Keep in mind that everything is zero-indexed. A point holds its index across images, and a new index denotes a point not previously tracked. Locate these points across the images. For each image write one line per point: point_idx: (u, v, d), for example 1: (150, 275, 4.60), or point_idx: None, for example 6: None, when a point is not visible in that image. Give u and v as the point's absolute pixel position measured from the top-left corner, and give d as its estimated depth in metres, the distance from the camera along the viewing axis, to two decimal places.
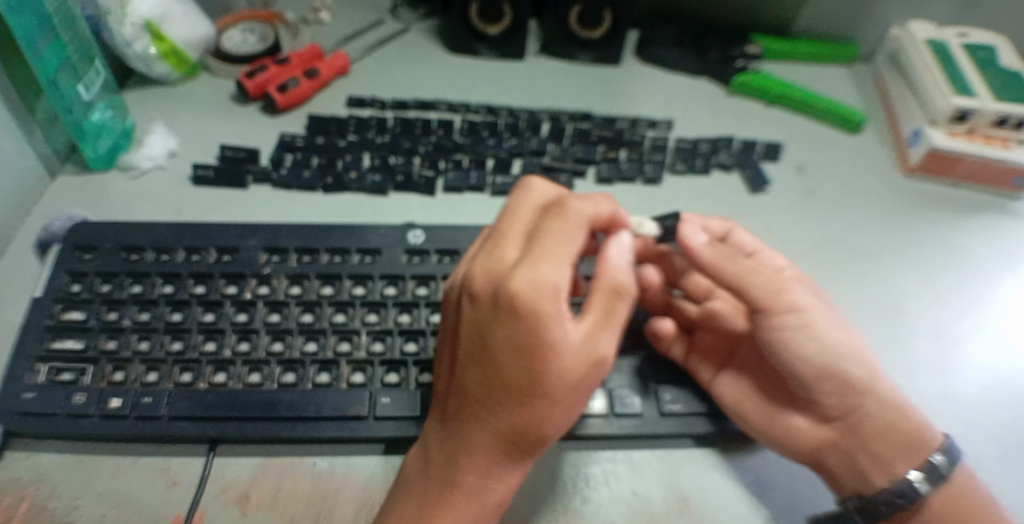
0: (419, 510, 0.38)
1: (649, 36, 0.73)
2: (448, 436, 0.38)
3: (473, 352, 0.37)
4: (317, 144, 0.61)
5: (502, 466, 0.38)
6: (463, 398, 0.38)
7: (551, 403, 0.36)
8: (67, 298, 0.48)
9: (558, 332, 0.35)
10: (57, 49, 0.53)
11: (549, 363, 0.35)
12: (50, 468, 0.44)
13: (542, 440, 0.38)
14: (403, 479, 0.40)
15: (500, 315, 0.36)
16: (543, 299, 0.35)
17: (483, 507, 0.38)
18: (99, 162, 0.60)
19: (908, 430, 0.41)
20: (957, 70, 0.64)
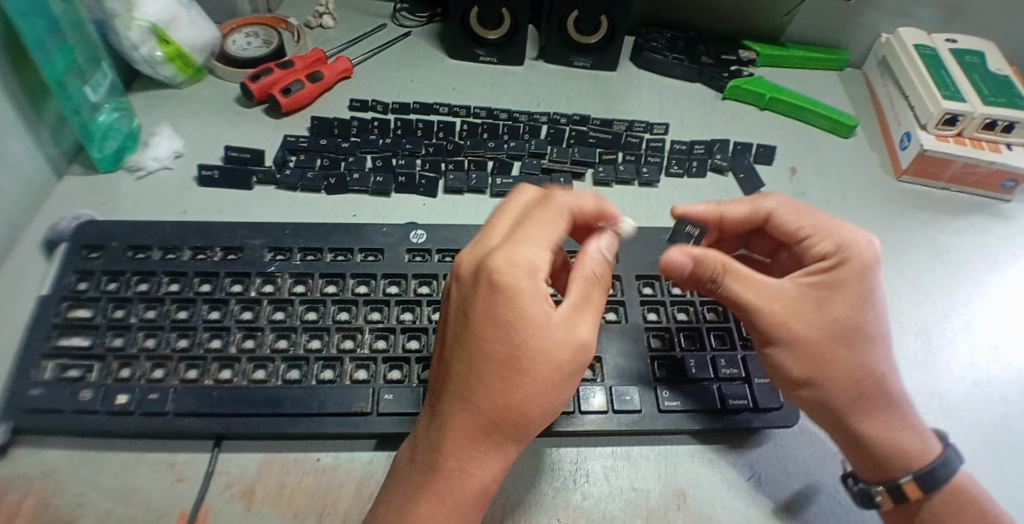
0: (406, 500, 0.38)
1: (646, 42, 0.74)
2: (432, 420, 0.39)
3: (458, 328, 0.39)
4: (321, 146, 0.62)
5: (484, 451, 0.38)
6: (445, 378, 0.38)
7: (531, 381, 0.37)
8: (74, 296, 0.49)
9: (534, 309, 0.37)
10: (64, 52, 0.55)
11: (527, 338, 0.37)
12: (57, 463, 0.45)
13: (523, 423, 0.38)
14: (394, 470, 0.40)
15: (482, 289, 0.38)
16: (518, 276, 0.37)
17: (462, 493, 0.37)
18: (106, 163, 0.61)
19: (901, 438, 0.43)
20: (947, 76, 0.65)
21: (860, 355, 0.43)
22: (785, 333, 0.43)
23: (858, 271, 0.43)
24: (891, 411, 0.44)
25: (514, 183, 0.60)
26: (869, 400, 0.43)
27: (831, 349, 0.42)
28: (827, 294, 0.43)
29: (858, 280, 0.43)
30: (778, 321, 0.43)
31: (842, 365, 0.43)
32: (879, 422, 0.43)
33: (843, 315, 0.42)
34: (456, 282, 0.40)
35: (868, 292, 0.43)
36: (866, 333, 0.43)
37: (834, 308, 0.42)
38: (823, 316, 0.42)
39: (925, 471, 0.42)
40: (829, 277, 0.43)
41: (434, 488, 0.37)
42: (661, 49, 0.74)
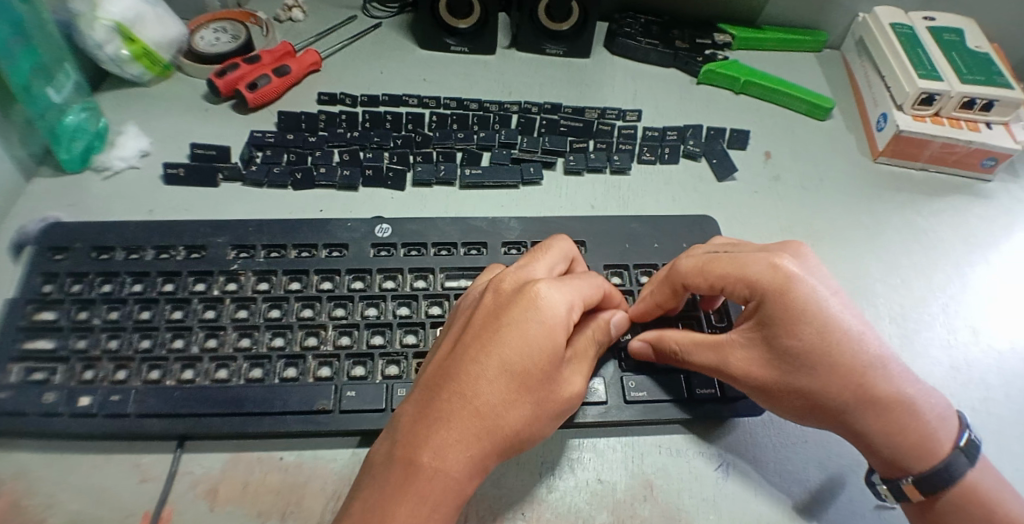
0: (382, 497, 0.36)
1: (619, 27, 0.73)
2: (422, 416, 0.38)
3: (481, 332, 0.39)
4: (288, 141, 0.61)
5: (468, 460, 0.37)
6: (452, 378, 0.38)
7: (536, 405, 0.39)
8: (38, 298, 0.49)
9: (561, 338, 0.39)
10: (29, 54, 0.54)
11: (548, 361, 0.38)
12: (22, 467, 0.44)
13: (513, 445, 0.39)
14: (369, 465, 0.39)
15: (521, 304, 0.39)
16: (560, 305, 0.39)
17: (442, 496, 0.36)
18: (73, 164, 0.60)
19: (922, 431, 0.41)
20: (925, 55, 0.64)
21: (825, 383, 0.40)
22: (754, 384, 0.42)
23: (776, 305, 0.40)
24: (895, 424, 0.40)
25: (483, 174, 0.59)
26: (863, 417, 0.41)
27: (798, 383, 0.41)
28: (767, 333, 0.41)
29: (787, 311, 0.40)
30: (742, 372, 0.42)
31: (819, 395, 0.41)
32: (881, 435, 0.41)
33: (790, 351, 0.40)
34: (487, 295, 0.41)
35: (803, 323, 0.40)
36: (819, 365, 0.40)
37: (779, 346, 0.41)
38: (773, 359, 0.41)
39: (927, 474, 0.40)
40: (759, 316, 0.41)
41: (417, 488, 0.36)
42: (635, 34, 0.72)
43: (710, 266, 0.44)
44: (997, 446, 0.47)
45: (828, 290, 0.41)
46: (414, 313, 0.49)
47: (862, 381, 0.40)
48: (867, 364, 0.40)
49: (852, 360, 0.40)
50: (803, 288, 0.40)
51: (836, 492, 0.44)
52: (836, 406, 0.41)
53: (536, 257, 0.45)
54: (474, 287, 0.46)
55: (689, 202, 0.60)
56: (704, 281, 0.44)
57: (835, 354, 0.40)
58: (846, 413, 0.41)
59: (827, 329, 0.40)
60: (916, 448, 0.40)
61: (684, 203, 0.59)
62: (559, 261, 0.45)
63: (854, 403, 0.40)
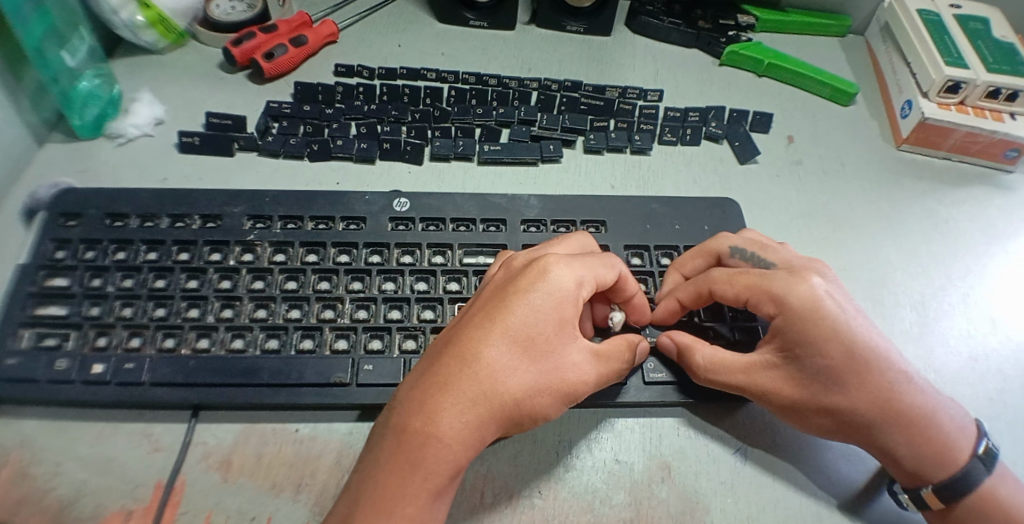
0: (376, 469, 0.36)
1: (641, 5, 0.72)
2: (422, 384, 0.38)
3: (488, 303, 0.39)
4: (304, 112, 0.59)
5: (464, 428, 0.36)
6: (456, 345, 0.38)
7: (537, 375, 0.38)
8: (51, 265, 0.48)
9: (566, 310, 0.39)
10: (42, 17, 0.53)
11: (549, 330, 0.39)
12: (35, 432, 0.44)
13: (512, 418, 0.38)
14: (369, 440, 0.38)
15: (527, 274, 0.40)
16: (567, 278, 0.40)
17: (434, 465, 0.35)
18: (85, 131, 0.59)
19: (939, 441, 0.40)
20: (951, 43, 0.63)
21: (854, 396, 0.40)
22: (779, 398, 0.42)
23: (803, 324, 0.41)
24: (916, 433, 0.40)
25: (502, 150, 0.58)
26: (890, 428, 0.40)
27: (827, 400, 0.41)
28: (795, 354, 0.41)
29: (812, 333, 0.40)
30: (772, 392, 0.42)
31: (847, 408, 0.41)
32: (905, 444, 0.40)
33: (817, 367, 0.41)
34: (498, 272, 0.42)
35: (830, 343, 0.40)
36: (847, 380, 0.40)
37: (811, 363, 0.41)
38: (804, 378, 0.41)
39: (946, 482, 0.40)
40: (784, 336, 0.42)
41: (410, 454, 0.36)
42: (657, 13, 0.71)
43: (738, 280, 0.44)
44: (1015, 438, 0.46)
45: (850, 309, 0.42)
46: (431, 289, 0.48)
47: (887, 390, 0.40)
48: (893, 377, 0.40)
49: (881, 373, 0.40)
50: (828, 309, 0.41)
51: (853, 473, 0.44)
52: (863, 416, 0.41)
53: (558, 244, 0.45)
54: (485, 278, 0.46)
55: (710, 185, 0.59)
56: (732, 289, 0.44)
57: (861, 369, 0.40)
58: (871, 422, 0.41)
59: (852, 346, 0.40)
60: (936, 457, 0.40)
61: (705, 186, 0.59)
62: (580, 252, 0.45)
63: (879, 414, 0.40)
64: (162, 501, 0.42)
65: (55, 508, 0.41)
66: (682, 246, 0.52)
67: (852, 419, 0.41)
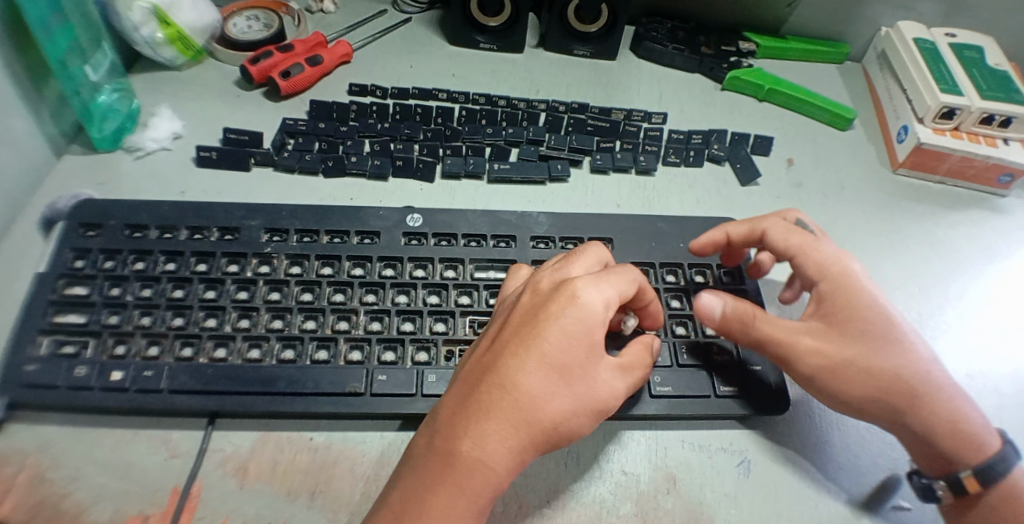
0: (420, 489, 0.37)
1: (646, 31, 0.74)
2: (462, 409, 0.38)
3: (520, 329, 0.40)
4: (319, 129, 0.61)
5: (508, 452, 0.37)
6: (493, 371, 0.39)
7: (574, 398, 0.39)
8: (71, 274, 0.49)
9: (596, 334, 0.40)
10: (66, 31, 0.55)
11: (583, 354, 0.40)
12: (53, 437, 0.45)
13: (552, 437, 0.39)
14: (409, 453, 0.39)
15: (559, 301, 0.40)
16: (598, 303, 0.40)
17: (480, 489, 0.37)
18: (104, 144, 0.61)
19: (969, 425, 0.43)
20: (946, 71, 0.65)
21: (891, 363, 0.43)
22: (824, 362, 0.44)
23: (842, 288, 0.46)
24: (947, 411, 0.43)
25: (511, 169, 0.60)
26: (928, 402, 0.43)
27: (868, 362, 0.43)
28: (840, 306, 0.46)
29: (855, 291, 0.46)
30: (815, 352, 0.44)
31: (887, 378, 0.43)
32: (942, 423, 0.43)
33: (858, 330, 0.44)
34: (525, 295, 0.42)
35: (868, 307, 0.45)
36: (878, 343, 0.44)
37: (850, 327, 0.44)
38: (846, 339, 0.44)
39: (981, 465, 0.42)
40: (826, 300, 0.46)
41: (457, 477, 0.36)
42: (661, 38, 0.73)
43: (789, 239, 0.50)
44: None
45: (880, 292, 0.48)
46: (444, 302, 0.50)
47: (918, 370, 0.44)
48: (924, 354, 0.44)
49: (914, 348, 0.44)
50: (863, 278, 0.47)
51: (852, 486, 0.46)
52: (901, 389, 0.43)
53: (579, 255, 0.45)
54: (508, 291, 0.47)
55: (713, 206, 0.61)
56: (784, 245, 0.50)
57: (896, 336, 0.44)
58: (906, 401, 0.43)
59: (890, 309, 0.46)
60: (966, 441, 0.43)
61: (708, 206, 0.60)
62: (596, 264, 0.45)
63: (914, 385, 0.43)
64: (179, 506, 0.43)
65: (72, 512, 0.42)
66: (687, 263, 0.53)
67: (893, 394, 0.43)
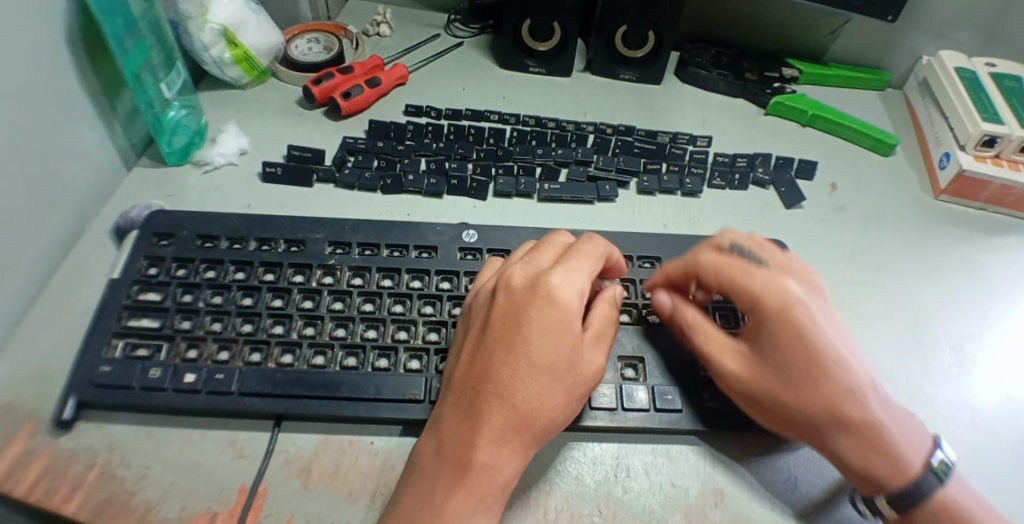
0: (430, 498, 0.40)
1: (690, 57, 0.76)
2: (463, 418, 0.41)
3: (502, 334, 0.43)
4: (378, 148, 0.64)
5: (511, 450, 0.41)
6: (486, 378, 0.42)
7: (565, 390, 0.42)
8: (145, 280, 0.53)
9: (571, 324, 0.43)
10: (141, 48, 0.59)
11: (564, 347, 0.42)
12: (127, 432, 0.48)
13: (548, 427, 0.42)
14: (416, 460, 0.42)
15: (535, 303, 0.43)
16: (573, 299, 0.43)
17: (493, 490, 0.40)
18: (173, 157, 0.65)
19: (894, 451, 0.41)
20: (986, 99, 0.66)
21: (808, 395, 0.42)
22: (738, 387, 0.45)
23: (777, 321, 0.43)
24: (870, 436, 0.41)
25: (561, 189, 0.62)
26: (845, 430, 0.42)
27: (782, 394, 0.43)
28: (763, 344, 0.43)
29: (788, 331, 0.42)
30: (733, 374, 0.45)
31: (798, 410, 0.43)
32: (860, 450, 0.42)
33: (779, 364, 0.43)
34: (499, 297, 0.44)
35: (793, 343, 0.42)
36: (797, 380, 0.42)
37: (774, 358, 0.43)
38: (769, 368, 0.43)
39: (898, 492, 0.41)
40: (756, 334, 0.44)
41: (467, 484, 0.40)
42: (705, 64, 0.76)
43: (724, 265, 0.46)
44: None
45: (823, 313, 0.44)
46: None
47: (840, 399, 0.42)
48: (852, 382, 0.42)
49: (839, 375, 0.42)
50: (804, 311, 0.43)
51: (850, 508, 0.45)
52: (814, 417, 0.42)
53: (541, 249, 0.47)
54: (478, 287, 0.49)
55: (757, 228, 0.62)
56: (716, 281, 0.46)
57: (819, 367, 0.42)
58: (821, 425, 0.42)
59: (822, 346, 0.42)
60: (891, 466, 0.41)
61: (752, 228, 0.62)
62: (559, 253, 0.47)
63: (833, 416, 0.42)
64: (245, 504, 0.45)
65: (142, 507, 0.44)
66: None
67: (806, 418, 0.43)
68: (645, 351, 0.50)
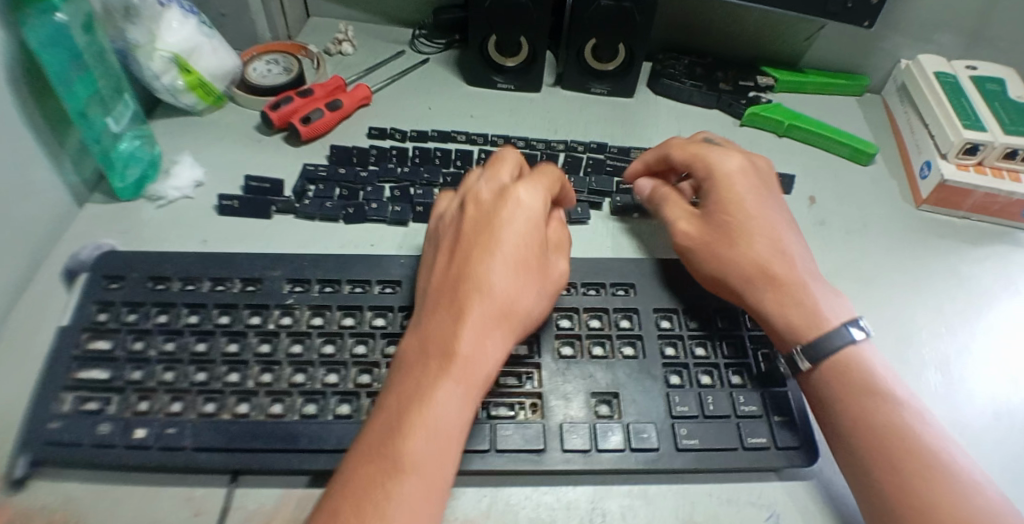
0: (422, 384, 0.41)
1: (663, 68, 0.74)
2: (444, 313, 0.44)
3: (475, 236, 0.47)
4: (340, 174, 0.62)
5: (494, 341, 0.44)
6: (464, 275, 0.45)
7: (538, 290, 0.47)
8: (94, 327, 0.50)
9: (538, 228, 0.48)
10: (87, 81, 0.55)
11: (535, 249, 0.47)
12: (75, 494, 0.45)
13: (523, 323, 0.46)
14: (399, 363, 0.43)
15: (505, 207, 0.47)
16: (537, 205, 0.48)
17: (477, 380, 0.42)
18: (127, 193, 0.61)
19: (808, 308, 0.48)
20: (967, 105, 0.64)
21: (741, 240, 0.51)
22: (686, 242, 0.53)
23: (720, 178, 0.54)
24: (789, 292, 0.49)
25: None
26: (768, 282, 0.49)
27: (714, 235, 0.52)
28: (710, 207, 0.53)
29: (725, 194, 0.53)
30: (683, 232, 0.54)
31: (728, 250, 0.51)
32: (778, 307, 0.49)
33: (716, 204, 0.53)
34: (470, 207, 0.48)
35: (733, 189, 0.53)
36: (727, 206, 0.52)
37: (714, 205, 0.53)
38: (709, 220, 0.53)
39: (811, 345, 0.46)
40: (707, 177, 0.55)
41: (453, 373, 0.42)
42: (679, 75, 0.74)
43: (691, 150, 0.56)
44: None
45: (769, 196, 0.54)
46: None
47: (766, 243, 0.51)
48: (776, 244, 0.51)
49: (766, 225, 0.52)
50: (743, 190, 0.53)
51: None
52: (744, 259, 0.50)
53: (499, 165, 0.52)
54: (437, 213, 0.53)
55: None
56: (682, 155, 0.56)
57: (750, 215, 0.52)
58: (744, 279, 0.50)
59: (752, 216, 0.52)
60: (807, 321, 0.48)
61: None
62: (516, 172, 0.52)
63: (757, 262, 0.50)
64: None
65: None
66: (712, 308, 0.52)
67: (732, 279, 0.50)
68: (619, 386, 0.47)
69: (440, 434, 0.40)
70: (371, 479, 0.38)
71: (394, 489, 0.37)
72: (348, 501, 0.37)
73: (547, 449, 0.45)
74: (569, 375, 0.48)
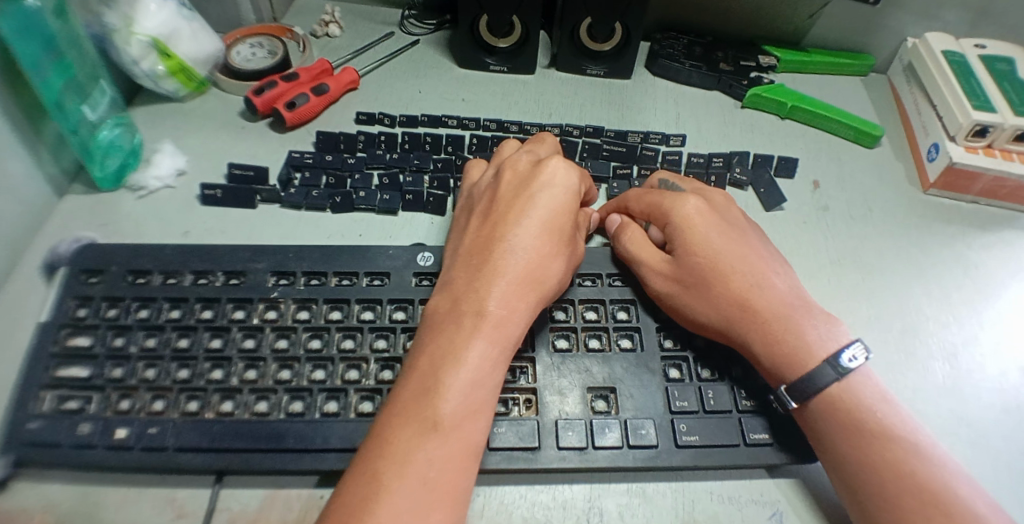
0: (456, 343, 0.40)
1: (661, 48, 0.72)
2: (478, 274, 0.43)
3: (512, 201, 0.46)
4: (326, 162, 0.59)
5: (524, 305, 0.43)
6: (498, 239, 0.45)
7: (568, 259, 0.46)
8: (73, 323, 0.48)
9: (573, 198, 0.47)
10: (61, 70, 0.52)
11: (568, 216, 0.47)
12: (55, 497, 0.44)
13: (552, 291, 0.45)
14: (429, 322, 0.42)
15: (541, 176, 0.47)
16: (574, 176, 0.48)
17: (508, 343, 0.42)
18: (107, 183, 0.59)
19: (787, 345, 0.44)
20: (976, 86, 0.62)
21: (711, 283, 0.47)
22: (658, 283, 0.48)
23: (679, 221, 0.49)
24: (773, 331, 0.45)
25: None
26: (747, 321, 0.45)
27: (689, 278, 0.47)
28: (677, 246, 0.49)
29: (691, 235, 0.48)
30: (654, 271, 0.49)
31: (700, 297, 0.47)
32: (760, 344, 0.45)
33: (682, 244, 0.48)
34: (506, 174, 0.48)
35: (697, 231, 0.48)
36: (691, 249, 0.48)
37: (680, 245, 0.49)
38: (681, 261, 0.48)
39: (796, 379, 0.43)
40: (666, 218, 0.50)
41: (488, 334, 0.41)
42: (678, 56, 0.71)
43: (647, 199, 0.52)
44: None
45: (740, 231, 0.50)
46: None
47: (742, 285, 0.46)
48: (749, 286, 0.47)
49: (739, 262, 0.47)
50: (706, 227, 0.49)
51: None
52: (722, 304, 0.46)
53: (537, 145, 0.52)
54: (467, 187, 0.53)
55: None
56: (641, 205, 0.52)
57: (724, 259, 0.47)
58: (725, 320, 0.46)
59: (724, 255, 0.47)
60: (793, 359, 0.44)
61: None
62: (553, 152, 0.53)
63: (734, 304, 0.46)
64: None
65: None
66: None
67: (715, 319, 0.46)
68: (617, 381, 0.46)
69: (475, 392, 0.39)
70: (410, 435, 0.37)
71: (434, 445, 0.37)
72: (386, 459, 0.36)
73: (542, 446, 0.43)
74: (565, 370, 0.46)
